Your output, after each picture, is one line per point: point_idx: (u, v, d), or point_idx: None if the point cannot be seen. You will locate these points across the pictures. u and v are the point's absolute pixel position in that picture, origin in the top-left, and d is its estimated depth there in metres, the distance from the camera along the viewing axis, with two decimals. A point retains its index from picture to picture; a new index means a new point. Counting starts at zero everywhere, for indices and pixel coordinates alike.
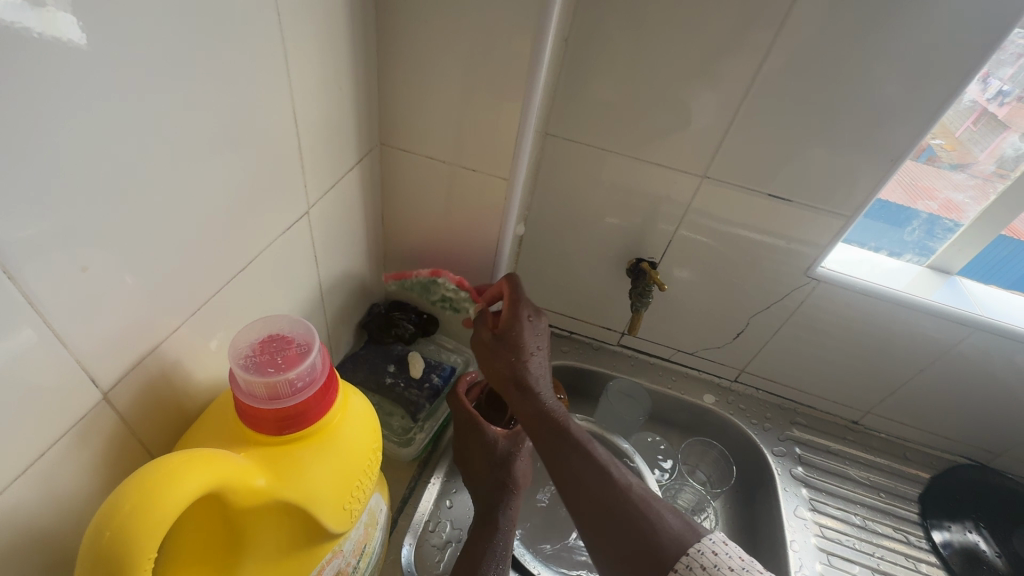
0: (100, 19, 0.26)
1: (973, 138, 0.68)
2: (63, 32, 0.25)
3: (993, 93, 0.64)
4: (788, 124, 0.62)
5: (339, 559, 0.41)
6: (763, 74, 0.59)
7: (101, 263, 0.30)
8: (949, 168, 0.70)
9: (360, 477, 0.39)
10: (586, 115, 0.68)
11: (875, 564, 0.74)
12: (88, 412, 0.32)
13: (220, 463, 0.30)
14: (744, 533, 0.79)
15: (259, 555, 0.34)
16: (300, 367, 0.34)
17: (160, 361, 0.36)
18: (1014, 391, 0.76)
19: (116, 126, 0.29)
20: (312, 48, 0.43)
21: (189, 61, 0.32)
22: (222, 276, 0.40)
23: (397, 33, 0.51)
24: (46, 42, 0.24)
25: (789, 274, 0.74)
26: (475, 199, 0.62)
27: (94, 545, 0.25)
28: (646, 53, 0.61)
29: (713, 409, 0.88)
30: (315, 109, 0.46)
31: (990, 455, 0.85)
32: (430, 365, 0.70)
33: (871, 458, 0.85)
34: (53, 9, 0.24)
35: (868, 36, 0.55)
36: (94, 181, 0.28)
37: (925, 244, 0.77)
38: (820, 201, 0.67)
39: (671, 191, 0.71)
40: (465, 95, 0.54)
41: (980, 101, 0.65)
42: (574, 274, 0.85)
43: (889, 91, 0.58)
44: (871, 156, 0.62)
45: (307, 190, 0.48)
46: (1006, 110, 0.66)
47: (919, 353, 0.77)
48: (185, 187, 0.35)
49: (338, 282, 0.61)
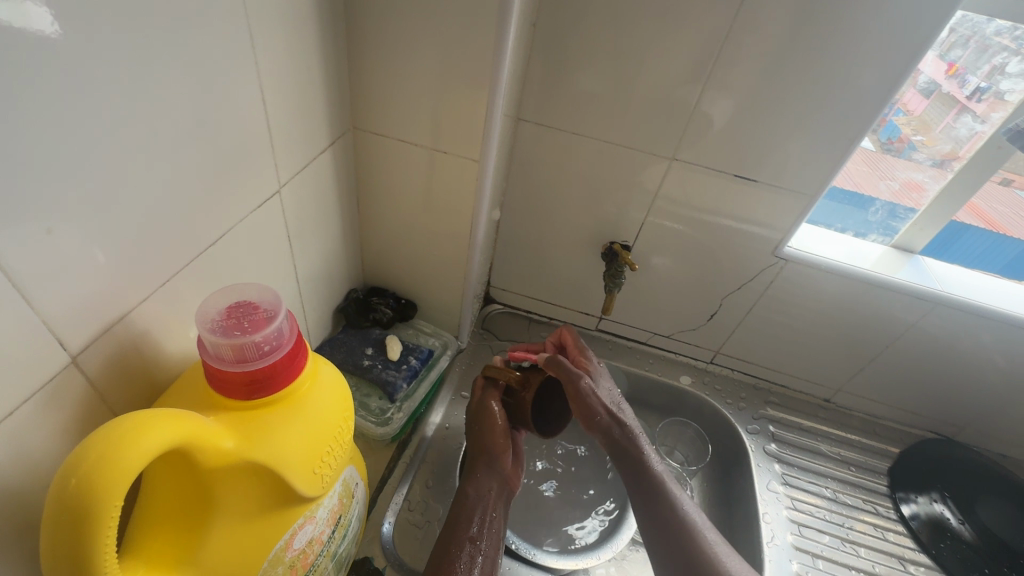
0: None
1: (953, 132, 0.70)
2: (33, 21, 0.26)
3: (973, 89, 0.67)
4: (752, 107, 0.64)
5: (312, 525, 0.42)
6: (726, 58, 0.61)
7: (69, 233, 0.31)
8: (929, 162, 0.73)
9: (330, 443, 0.40)
10: (557, 100, 0.69)
11: (845, 534, 0.76)
12: (55, 375, 0.32)
13: (187, 422, 0.31)
14: (720, 510, 0.81)
15: (229, 516, 0.35)
16: (267, 330, 0.36)
17: (129, 330, 0.37)
18: (976, 365, 0.79)
19: (83, 100, 0.30)
20: (278, 30, 0.44)
21: (154, 36, 0.33)
22: (193, 250, 0.41)
23: (365, 15, 0.53)
24: (16, 30, 0.25)
25: (758, 255, 0.76)
26: (449, 183, 0.63)
27: (61, 492, 0.26)
28: (612, 38, 0.63)
29: (690, 389, 0.89)
30: (284, 90, 0.47)
31: (955, 429, 0.88)
32: (407, 347, 0.72)
33: (842, 434, 0.88)
34: (24, 2, 0.25)
35: (825, 20, 0.57)
36: (59, 152, 0.29)
37: (889, 224, 0.79)
38: (785, 182, 0.69)
39: (642, 174, 0.73)
40: (436, 80, 0.55)
41: (958, 97, 0.68)
42: (552, 259, 0.86)
43: (846, 74, 0.60)
44: (832, 137, 0.64)
45: (277, 170, 0.49)
46: (986, 106, 0.66)
47: (884, 330, 0.79)
48: (153, 161, 0.35)
49: (314, 266, 0.62)
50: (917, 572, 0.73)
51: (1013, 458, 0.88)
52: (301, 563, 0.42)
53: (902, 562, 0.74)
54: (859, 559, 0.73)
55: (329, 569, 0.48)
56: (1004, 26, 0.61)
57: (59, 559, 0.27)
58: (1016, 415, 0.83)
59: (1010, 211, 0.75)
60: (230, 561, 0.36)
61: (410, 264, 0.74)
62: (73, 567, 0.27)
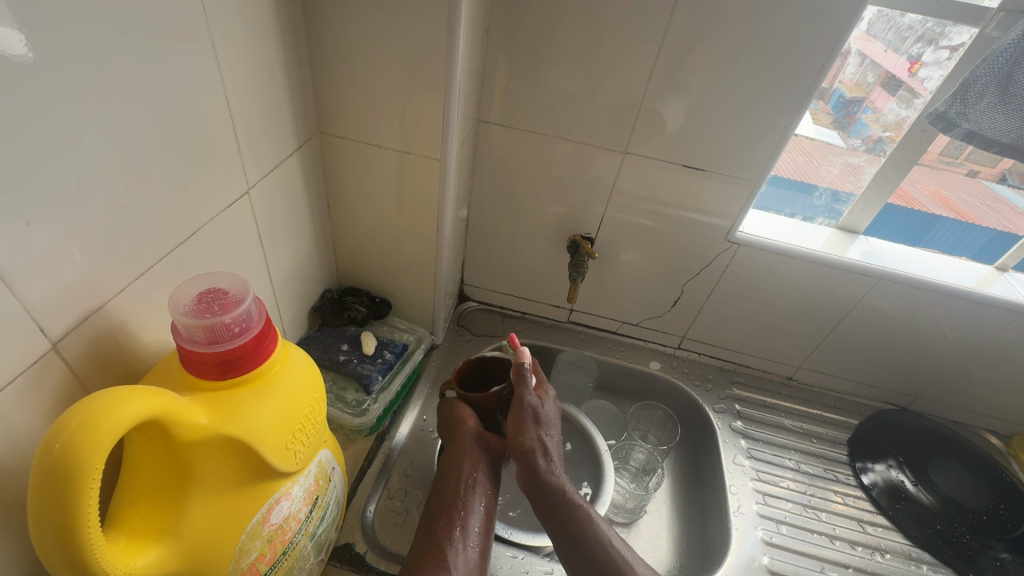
0: (34, 17, 0.30)
1: (908, 119, 0.72)
2: (10, 46, 0.29)
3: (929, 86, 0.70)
4: (696, 100, 0.69)
5: (288, 502, 0.44)
6: (666, 55, 0.66)
7: (46, 227, 0.34)
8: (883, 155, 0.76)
9: (301, 421, 0.43)
10: (514, 101, 0.73)
11: (807, 500, 0.80)
12: (37, 360, 0.35)
13: (162, 397, 0.34)
14: (691, 485, 0.85)
15: (206, 488, 0.38)
16: (235, 313, 0.39)
17: (106, 320, 0.39)
18: (921, 336, 0.84)
19: (55, 106, 0.32)
20: (240, 41, 0.47)
21: (121, 47, 0.36)
22: (166, 245, 0.44)
23: (325, 25, 0.56)
24: None
25: (712, 241, 0.80)
26: (413, 182, 0.66)
27: (45, 457, 0.29)
28: (560, 39, 0.67)
29: (659, 373, 0.94)
30: (249, 98, 0.50)
31: (909, 399, 0.93)
32: (382, 342, 0.75)
33: (804, 409, 0.92)
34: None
35: (752, 17, 0.62)
36: (34, 152, 0.32)
37: (833, 208, 0.84)
38: (730, 169, 0.74)
39: (599, 169, 0.77)
40: (394, 84, 0.59)
41: (918, 93, 0.71)
42: (520, 254, 0.90)
43: (776, 66, 0.65)
44: (769, 127, 0.69)
45: (245, 172, 0.52)
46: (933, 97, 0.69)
47: (834, 307, 0.84)
48: (125, 163, 0.38)
49: (287, 266, 0.65)
50: (875, 532, 0.77)
51: (965, 423, 0.93)
52: (280, 538, 0.45)
53: (861, 524, 0.78)
54: (821, 524, 0.77)
55: (310, 550, 0.50)
56: (918, 19, 0.67)
57: (47, 517, 0.29)
58: (962, 381, 0.88)
59: (979, 200, 0.82)
60: (209, 531, 0.38)
61: (381, 263, 0.77)
62: (58, 528, 0.29)
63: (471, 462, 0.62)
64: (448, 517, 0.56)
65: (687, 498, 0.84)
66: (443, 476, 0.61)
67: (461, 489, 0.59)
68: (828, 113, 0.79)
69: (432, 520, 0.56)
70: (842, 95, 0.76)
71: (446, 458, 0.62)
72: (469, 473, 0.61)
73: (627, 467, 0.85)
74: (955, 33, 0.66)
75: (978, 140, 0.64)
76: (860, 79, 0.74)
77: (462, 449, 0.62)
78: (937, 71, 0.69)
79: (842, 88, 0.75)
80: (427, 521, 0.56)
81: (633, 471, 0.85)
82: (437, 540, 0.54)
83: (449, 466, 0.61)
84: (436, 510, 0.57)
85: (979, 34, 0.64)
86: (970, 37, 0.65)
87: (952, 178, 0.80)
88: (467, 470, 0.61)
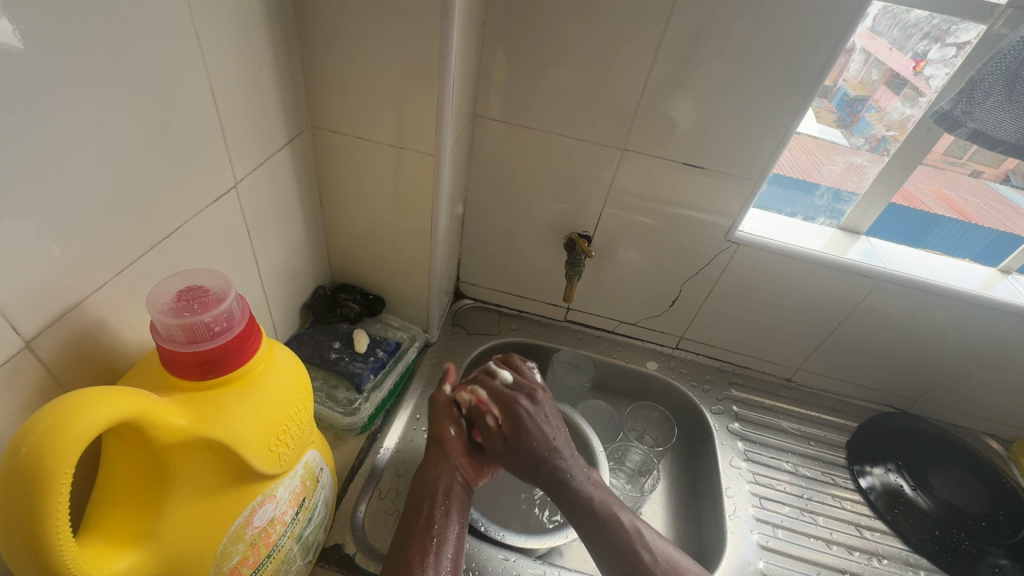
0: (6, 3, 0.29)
1: (909, 116, 0.71)
2: None
3: (930, 84, 0.68)
4: (698, 97, 0.67)
5: (273, 505, 0.44)
6: (666, 49, 0.64)
7: (18, 220, 0.32)
8: (878, 155, 0.76)
9: (286, 423, 0.42)
10: (511, 96, 0.72)
11: (804, 504, 0.79)
12: (8, 360, 0.34)
13: (138, 398, 0.33)
14: (687, 487, 0.85)
15: (184, 491, 0.37)
16: (215, 312, 0.38)
17: (84, 318, 0.38)
18: (921, 339, 0.83)
19: (28, 94, 0.31)
20: (225, 32, 0.46)
21: (99, 35, 0.35)
22: (148, 241, 0.43)
23: (315, 16, 0.55)
24: None
25: (712, 239, 0.79)
26: (407, 177, 0.65)
27: (12, 459, 0.28)
28: (557, 32, 0.65)
29: (657, 374, 0.93)
30: (237, 90, 0.49)
31: (909, 402, 0.92)
32: (375, 340, 0.75)
33: (802, 411, 0.91)
34: None
35: (755, 11, 0.60)
36: (7, 142, 0.31)
37: (834, 207, 0.82)
38: (730, 168, 0.72)
39: (596, 166, 0.76)
40: (388, 76, 0.57)
41: (919, 93, 0.70)
42: (517, 252, 0.89)
43: (779, 62, 0.63)
44: (770, 124, 0.68)
45: (232, 166, 0.51)
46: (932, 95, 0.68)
47: (834, 309, 0.83)
48: (105, 155, 0.37)
49: (278, 263, 0.64)
50: (872, 537, 0.76)
51: (964, 427, 0.92)
52: (264, 541, 0.44)
53: (859, 529, 0.77)
54: (817, 528, 0.76)
55: (296, 552, 0.49)
56: (924, 16, 0.65)
57: (13, 524, 0.28)
58: (963, 384, 0.87)
59: (980, 200, 0.81)
60: (189, 534, 0.37)
61: (373, 260, 0.76)
62: (27, 532, 0.28)
63: (445, 492, 0.57)
64: (423, 545, 0.52)
65: (682, 499, 0.83)
66: (413, 502, 0.56)
67: (439, 515, 0.55)
68: (832, 112, 0.76)
69: (401, 547, 0.52)
70: (846, 93, 0.74)
71: (420, 477, 0.59)
72: (441, 499, 0.56)
73: (623, 468, 0.84)
74: (961, 31, 0.64)
75: (982, 139, 0.62)
76: (863, 77, 0.73)
77: (435, 477, 0.58)
78: (942, 70, 0.67)
79: (846, 85, 0.73)
80: (397, 550, 0.52)
81: (629, 472, 0.84)
82: (408, 565, 0.50)
83: (423, 489, 0.57)
84: (406, 537, 0.53)
85: (986, 31, 0.63)
86: (977, 35, 0.64)
87: (954, 178, 0.79)
88: (442, 496, 0.57)
